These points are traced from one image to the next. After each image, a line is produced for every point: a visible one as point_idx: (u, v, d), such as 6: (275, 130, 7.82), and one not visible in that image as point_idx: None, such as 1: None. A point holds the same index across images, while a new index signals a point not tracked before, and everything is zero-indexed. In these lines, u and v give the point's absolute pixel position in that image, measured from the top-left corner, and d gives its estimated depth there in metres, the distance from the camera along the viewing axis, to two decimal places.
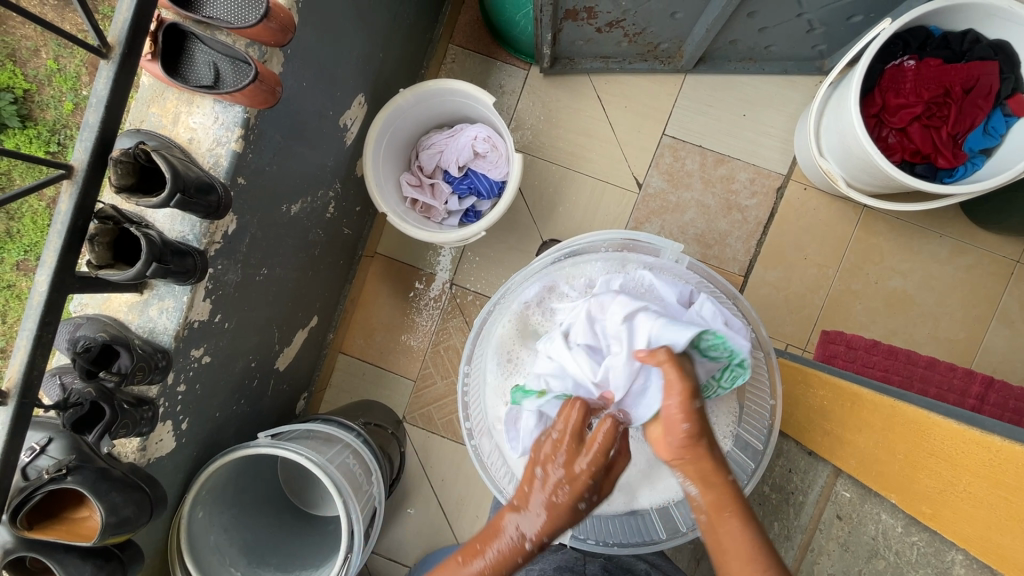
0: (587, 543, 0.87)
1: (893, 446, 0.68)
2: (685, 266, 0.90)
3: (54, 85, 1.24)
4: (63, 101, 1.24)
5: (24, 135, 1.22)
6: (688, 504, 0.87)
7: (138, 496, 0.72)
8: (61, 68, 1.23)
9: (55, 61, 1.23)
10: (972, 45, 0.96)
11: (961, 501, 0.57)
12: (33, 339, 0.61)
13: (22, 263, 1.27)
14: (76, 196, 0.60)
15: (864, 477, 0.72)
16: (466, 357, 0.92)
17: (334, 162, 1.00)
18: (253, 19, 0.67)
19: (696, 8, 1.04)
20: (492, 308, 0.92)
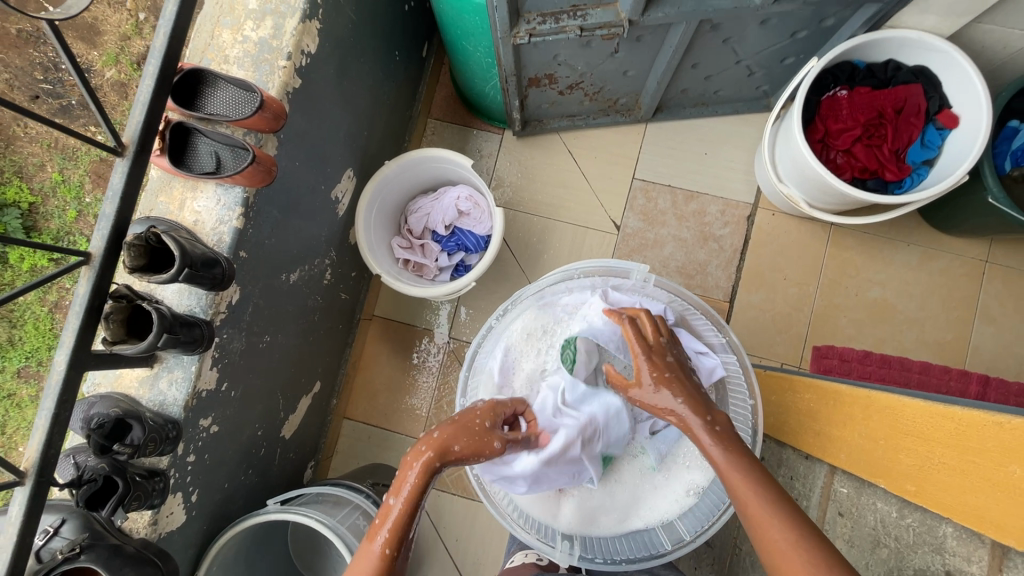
0: (596, 562, 0.86)
1: (874, 434, 0.64)
2: (653, 285, 0.94)
3: (58, 196, 1.32)
4: (67, 211, 1.32)
5: (28, 246, 1.29)
6: (691, 514, 0.88)
7: (150, 570, 0.72)
8: (66, 179, 1.32)
9: (60, 173, 1.32)
10: (895, 71, 1.08)
11: (938, 472, 0.54)
12: (52, 418, 0.64)
13: (22, 370, 1.29)
14: (93, 279, 0.66)
15: (854, 469, 0.66)
16: (461, 390, 0.95)
17: (328, 231, 1.08)
18: (249, 111, 0.76)
19: (645, 66, 1.15)
20: (482, 342, 0.96)
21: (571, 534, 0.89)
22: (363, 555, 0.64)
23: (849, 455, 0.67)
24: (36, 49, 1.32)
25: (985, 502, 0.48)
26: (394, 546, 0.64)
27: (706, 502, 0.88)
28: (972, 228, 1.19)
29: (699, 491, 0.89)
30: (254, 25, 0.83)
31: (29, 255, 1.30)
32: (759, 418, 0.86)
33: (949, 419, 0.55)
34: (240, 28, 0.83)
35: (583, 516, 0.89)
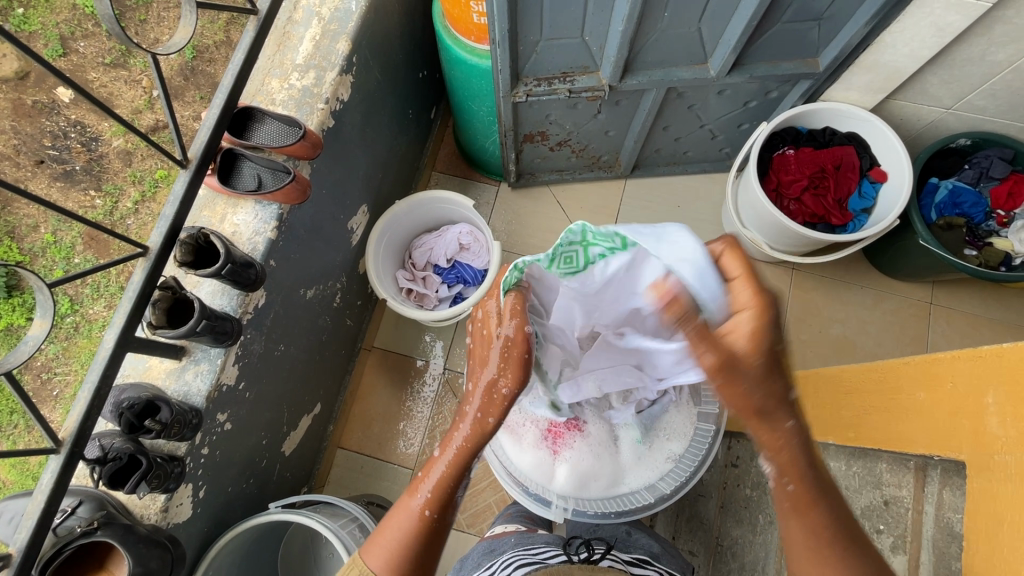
0: (587, 514, 0.90)
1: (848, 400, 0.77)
2: None
3: (47, 255, 1.42)
4: (54, 269, 1.41)
5: (8, 304, 1.35)
6: (674, 473, 0.91)
7: (160, 552, 0.75)
8: (57, 240, 1.42)
9: (52, 235, 1.42)
10: (832, 135, 1.28)
11: (905, 416, 0.67)
12: (93, 392, 0.71)
13: None
14: (148, 269, 0.75)
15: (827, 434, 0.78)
16: None
17: (342, 257, 1.19)
18: (292, 140, 0.90)
19: (624, 127, 1.34)
20: None
21: (566, 496, 0.90)
22: (402, 508, 0.66)
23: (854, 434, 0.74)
24: (48, 118, 1.47)
25: (948, 429, 0.61)
26: (434, 508, 0.65)
27: (682, 466, 0.92)
28: (913, 270, 1.35)
29: (677, 457, 0.92)
30: (299, 76, 0.99)
31: (8, 313, 1.35)
32: None
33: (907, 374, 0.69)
34: (288, 78, 0.99)
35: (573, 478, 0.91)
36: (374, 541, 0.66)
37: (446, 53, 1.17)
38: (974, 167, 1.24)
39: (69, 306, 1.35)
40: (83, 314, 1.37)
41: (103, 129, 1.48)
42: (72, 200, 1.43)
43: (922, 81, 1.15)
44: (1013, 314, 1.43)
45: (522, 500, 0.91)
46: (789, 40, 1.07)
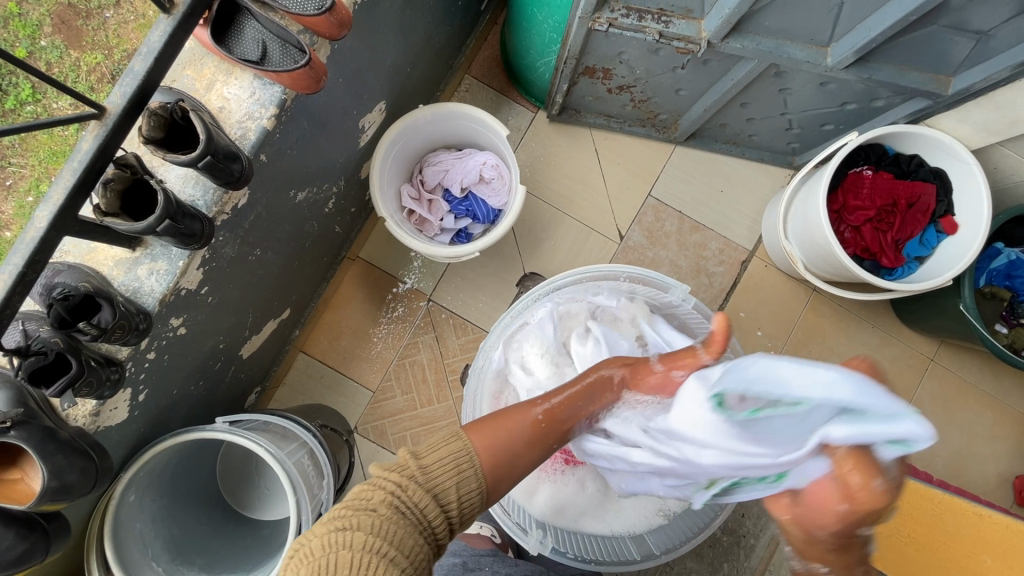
0: (565, 556, 0.87)
1: None
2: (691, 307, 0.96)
3: (9, 29, 1.13)
4: (15, 48, 1.13)
5: None
6: (662, 531, 0.91)
7: (84, 464, 0.67)
8: (22, 13, 1.13)
9: (16, 5, 1.13)
10: (918, 167, 1.14)
11: None
12: (17, 276, 0.57)
13: None
14: (101, 138, 0.59)
15: None
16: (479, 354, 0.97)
17: (345, 159, 1.01)
18: (313, 10, 0.69)
19: (699, 90, 1.15)
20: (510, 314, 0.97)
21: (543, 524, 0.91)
22: (519, 411, 0.67)
23: None
24: None
25: None
26: (549, 418, 0.68)
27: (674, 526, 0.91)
28: (932, 329, 1.29)
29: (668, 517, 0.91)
30: None
31: None
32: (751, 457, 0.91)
33: None
34: None
35: (557, 507, 0.91)
36: (479, 427, 0.64)
37: None
38: None
39: (29, 94, 1.12)
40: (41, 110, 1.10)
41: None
42: None
43: None
44: (1001, 389, 1.42)
45: (501, 524, 0.85)
46: (931, 48, 0.89)
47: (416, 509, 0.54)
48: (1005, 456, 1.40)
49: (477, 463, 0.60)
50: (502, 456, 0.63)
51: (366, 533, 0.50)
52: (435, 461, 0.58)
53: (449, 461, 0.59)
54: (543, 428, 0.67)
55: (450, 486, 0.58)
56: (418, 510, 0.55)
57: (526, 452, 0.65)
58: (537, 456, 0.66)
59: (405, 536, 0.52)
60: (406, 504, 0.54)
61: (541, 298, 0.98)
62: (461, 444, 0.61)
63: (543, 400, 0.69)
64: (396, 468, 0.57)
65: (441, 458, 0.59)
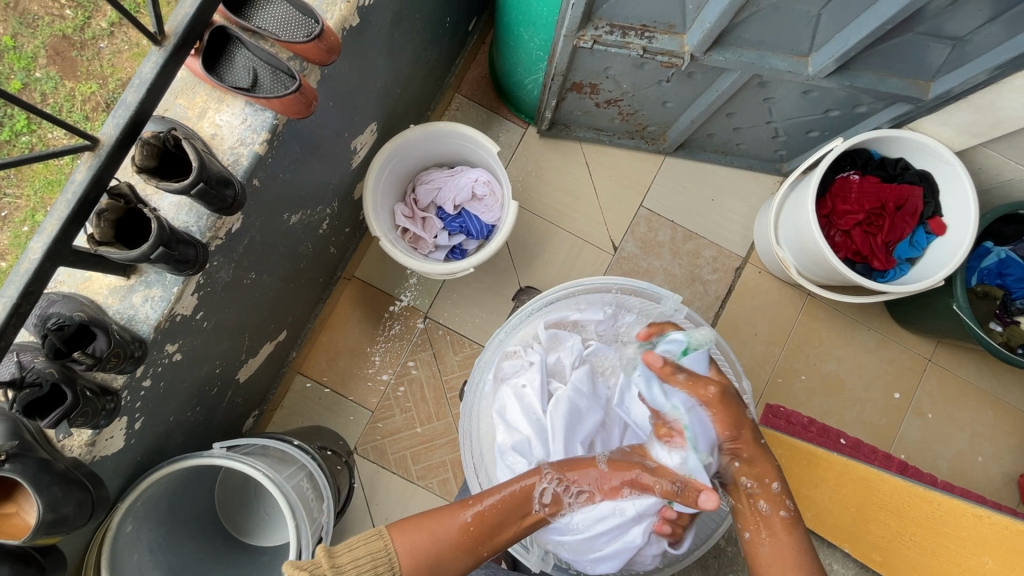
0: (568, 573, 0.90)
1: (847, 502, 0.85)
2: (683, 316, 0.96)
3: (4, 61, 1.14)
4: (10, 79, 1.14)
5: None
6: None
7: (79, 495, 0.66)
8: (17, 46, 1.15)
9: (10, 38, 1.15)
10: (903, 170, 1.15)
11: (906, 547, 0.75)
12: (11, 307, 0.57)
13: None
14: (94, 169, 0.59)
15: (820, 527, 0.88)
16: (474, 371, 0.97)
17: (338, 181, 1.02)
18: (302, 37, 0.71)
19: (685, 101, 1.16)
20: (502, 332, 0.97)
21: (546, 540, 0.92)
22: (449, 513, 0.72)
23: (860, 542, 0.81)
24: None
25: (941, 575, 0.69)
26: (479, 523, 0.72)
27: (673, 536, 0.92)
28: (928, 330, 1.29)
29: None
30: None
31: None
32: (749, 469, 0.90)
33: (925, 501, 0.75)
34: None
35: None
36: (405, 526, 0.70)
37: None
38: None
39: (24, 124, 1.14)
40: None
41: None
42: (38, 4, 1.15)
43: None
44: (1000, 387, 1.42)
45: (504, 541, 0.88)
46: (908, 55, 0.91)
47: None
48: (1008, 455, 1.39)
49: (391, 567, 0.67)
50: (423, 559, 0.68)
51: None
52: (349, 560, 0.65)
53: (364, 559, 0.66)
54: (470, 533, 0.71)
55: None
56: None
57: (452, 556, 0.70)
58: (464, 561, 0.71)
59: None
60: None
61: (532, 317, 0.99)
62: (381, 543, 0.68)
63: (475, 502, 0.74)
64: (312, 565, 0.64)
65: (357, 557, 0.66)
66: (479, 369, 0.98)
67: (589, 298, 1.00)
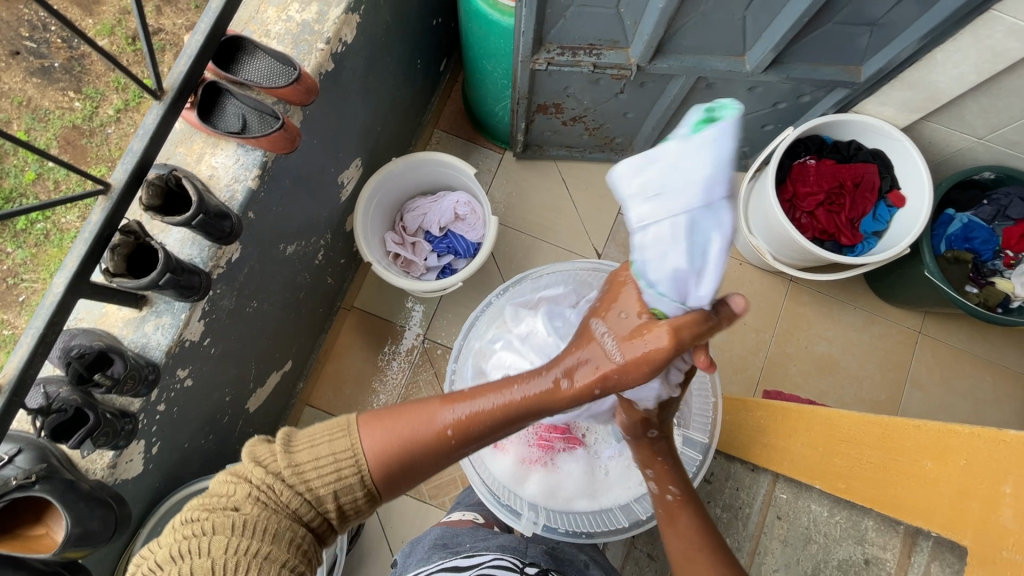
0: (557, 532, 0.90)
1: (813, 443, 0.76)
2: None
3: (18, 155, 1.26)
4: (25, 170, 1.25)
5: None
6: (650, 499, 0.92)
7: (104, 512, 0.71)
8: (31, 139, 1.27)
9: (25, 132, 1.27)
10: (857, 150, 1.23)
11: (866, 471, 0.67)
12: (38, 337, 0.64)
13: None
14: (108, 209, 0.67)
15: (794, 474, 0.78)
16: (454, 355, 1.03)
17: (328, 214, 1.11)
18: (282, 82, 0.81)
19: (644, 110, 1.25)
20: (477, 318, 1.05)
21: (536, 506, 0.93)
22: (427, 413, 0.59)
23: (830, 479, 0.71)
24: (26, 5, 1.31)
25: (905, 494, 0.61)
26: (460, 432, 0.59)
27: None
28: (910, 300, 1.33)
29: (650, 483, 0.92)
30: (300, 8, 0.89)
31: None
32: (717, 414, 0.93)
33: (875, 425, 0.67)
34: (287, 8, 0.90)
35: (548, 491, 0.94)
36: (376, 421, 0.58)
37: (467, 4, 1.08)
38: (992, 204, 1.20)
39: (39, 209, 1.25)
40: (54, 220, 1.21)
41: (84, 26, 1.28)
42: (48, 98, 1.28)
43: (961, 106, 1.10)
44: (994, 351, 1.44)
45: (492, 508, 0.91)
46: (833, 44, 1.00)
47: (287, 508, 0.54)
48: (1013, 416, 1.39)
49: (362, 469, 0.56)
50: (396, 460, 0.57)
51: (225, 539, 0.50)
52: (310, 461, 0.55)
53: (326, 459, 0.56)
54: (452, 439, 0.59)
55: (325, 492, 0.55)
56: (283, 503, 0.54)
57: (429, 463, 0.58)
58: (446, 464, 0.60)
59: (277, 530, 0.53)
60: (275, 501, 0.54)
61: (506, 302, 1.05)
62: (347, 441, 0.57)
63: (459, 403, 0.59)
64: (269, 460, 0.56)
65: (317, 454, 0.56)
66: (458, 360, 1.03)
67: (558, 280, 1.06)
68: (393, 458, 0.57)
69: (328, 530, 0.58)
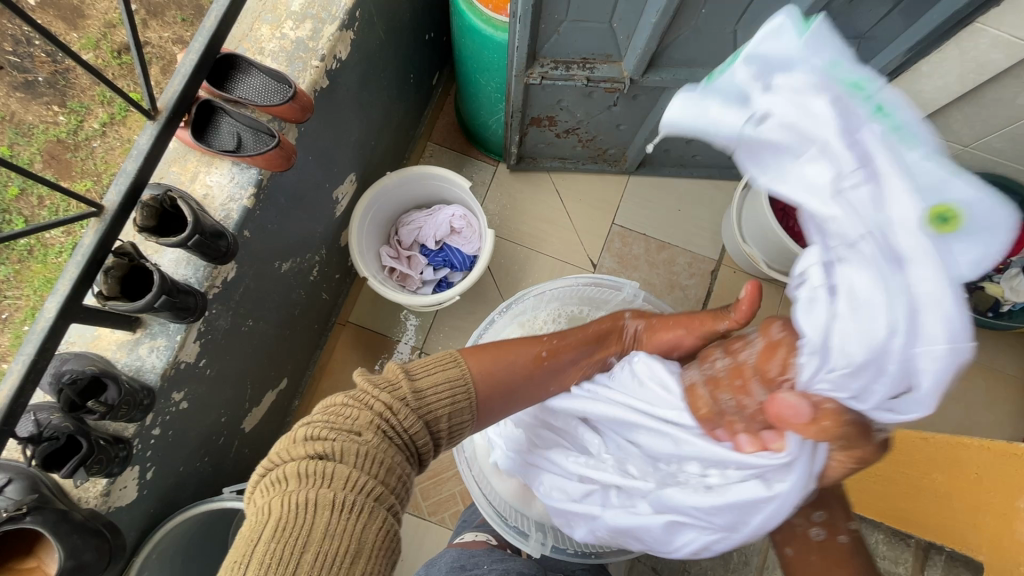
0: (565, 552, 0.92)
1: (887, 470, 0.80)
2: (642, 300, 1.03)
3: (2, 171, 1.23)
4: (9, 186, 1.23)
5: None
6: None
7: (98, 542, 0.69)
8: (15, 154, 1.25)
9: (9, 148, 1.25)
10: None
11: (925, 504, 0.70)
12: (29, 364, 0.62)
13: None
14: (101, 232, 0.66)
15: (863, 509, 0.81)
16: None
17: (323, 229, 1.10)
18: (278, 100, 0.81)
19: (637, 122, 1.26)
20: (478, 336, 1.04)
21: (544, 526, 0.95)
22: (523, 348, 0.83)
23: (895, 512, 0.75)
24: (11, 20, 1.30)
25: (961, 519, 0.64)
26: (548, 358, 0.85)
27: None
28: None
29: None
30: (294, 26, 0.89)
31: None
32: None
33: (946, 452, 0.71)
34: (280, 26, 0.89)
35: None
36: (482, 354, 0.78)
37: (460, 19, 1.09)
38: None
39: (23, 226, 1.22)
40: (39, 236, 1.19)
41: (70, 40, 1.27)
42: (33, 113, 1.26)
43: (946, 115, 1.12)
44: (985, 354, 1.46)
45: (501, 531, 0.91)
46: None
47: (404, 433, 0.62)
48: (1006, 419, 1.41)
49: (470, 391, 0.72)
50: (493, 379, 0.76)
51: (346, 469, 0.55)
52: (431, 385, 0.69)
53: (441, 385, 0.70)
54: (540, 364, 0.84)
55: (441, 412, 0.69)
56: (404, 432, 0.63)
57: (519, 380, 0.81)
58: (527, 388, 0.83)
59: (390, 463, 0.59)
60: (396, 430, 0.62)
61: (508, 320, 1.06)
62: (457, 370, 0.73)
63: (547, 341, 0.86)
64: (394, 389, 0.66)
65: (434, 383, 0.70)
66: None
67: (558, 296, 1.07)
68: (491, 378, 0.76)
69: (429, 455, 0.68)
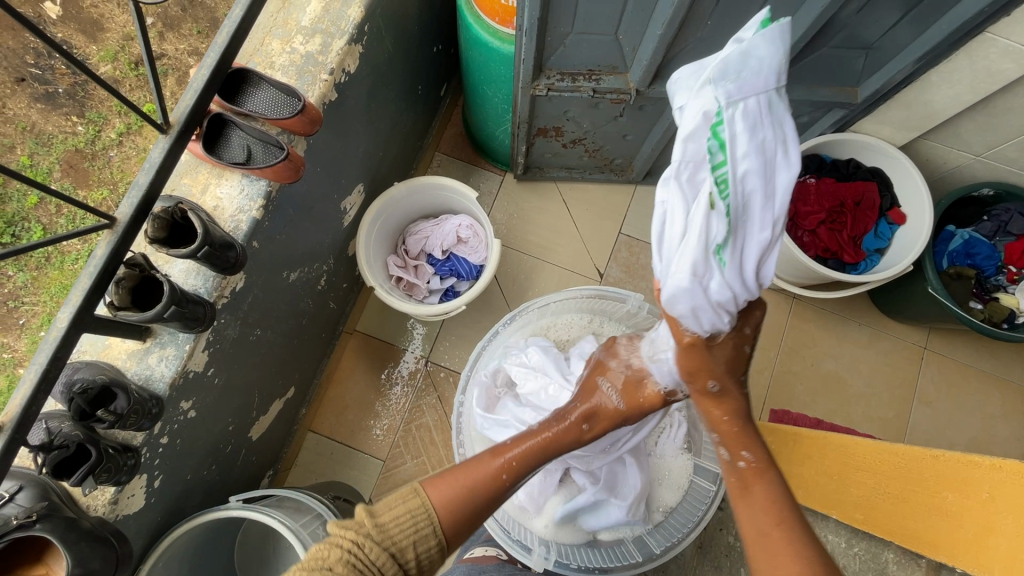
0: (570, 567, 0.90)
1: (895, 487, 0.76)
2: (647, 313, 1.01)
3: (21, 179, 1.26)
4: (28, 195, 1.25)
5: None
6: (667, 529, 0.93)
7: (105, 550, 0.69)
8: (33, 163, 1.27)
9: (28, 157, 1.27)
10: (856, 168, 1.24)
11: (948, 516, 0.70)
12: (42, 373, 0.63)
13: None
14: (113, 244, 0.67)
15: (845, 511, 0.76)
16: (461, 387, 1.02)
17: (331, 240, 1.11)
18: (288, 113, 0.82)
19: (643, 132, 1.27)
20: (482, 349, 1.04)
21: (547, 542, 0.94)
22: (478, 465, 0.68)
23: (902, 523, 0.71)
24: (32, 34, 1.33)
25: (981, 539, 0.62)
26: (510, 475, 0.68)
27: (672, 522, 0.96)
28: (915, 317, 1.33)
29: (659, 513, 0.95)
30: (303, 40, 0.91)
31: None
32: None
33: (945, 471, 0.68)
34: (291, 41, 0.91)
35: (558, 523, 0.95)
36: (439, 480, 0.64)
37: (467, 32, 1.10)
38: (992, 220, 1.20)
39: (40, 234, 1.25)
40: (56, 245, 1.22)
41: (89, 53, 1.30)
42: (52, 124, 1.29)
43: (957, 125, 1.11)
44: (1002, 366, 1.43)
45: (502, 542, 0.90)
46: (830, 66, 1.02)
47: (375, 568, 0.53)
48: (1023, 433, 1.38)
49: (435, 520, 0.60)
50: (460, 510, 0.63)
51: None
52: (391, 516, 0.58)
53: (404, 515, 0.58)
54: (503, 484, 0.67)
55: (407, 543, 0.57)
56: (375, 567, 0.53)
57: (486, 509, 0.65)
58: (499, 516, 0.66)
59: None
60: (364, 562, 0.53)
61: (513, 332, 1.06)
62: (420, 501, 0.61)
63: (504, 453, 0.70)
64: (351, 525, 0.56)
65: (396, 514, 0.58)
66: (465, 392, 1.02)
67: (561, 308, 1.07)
68: (457, 514, 0.63)
69: None
